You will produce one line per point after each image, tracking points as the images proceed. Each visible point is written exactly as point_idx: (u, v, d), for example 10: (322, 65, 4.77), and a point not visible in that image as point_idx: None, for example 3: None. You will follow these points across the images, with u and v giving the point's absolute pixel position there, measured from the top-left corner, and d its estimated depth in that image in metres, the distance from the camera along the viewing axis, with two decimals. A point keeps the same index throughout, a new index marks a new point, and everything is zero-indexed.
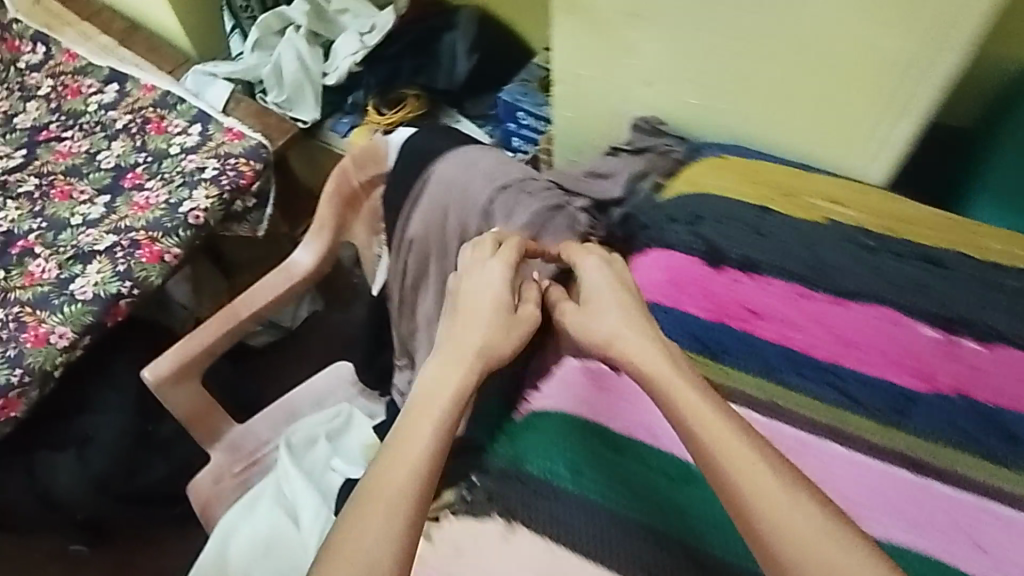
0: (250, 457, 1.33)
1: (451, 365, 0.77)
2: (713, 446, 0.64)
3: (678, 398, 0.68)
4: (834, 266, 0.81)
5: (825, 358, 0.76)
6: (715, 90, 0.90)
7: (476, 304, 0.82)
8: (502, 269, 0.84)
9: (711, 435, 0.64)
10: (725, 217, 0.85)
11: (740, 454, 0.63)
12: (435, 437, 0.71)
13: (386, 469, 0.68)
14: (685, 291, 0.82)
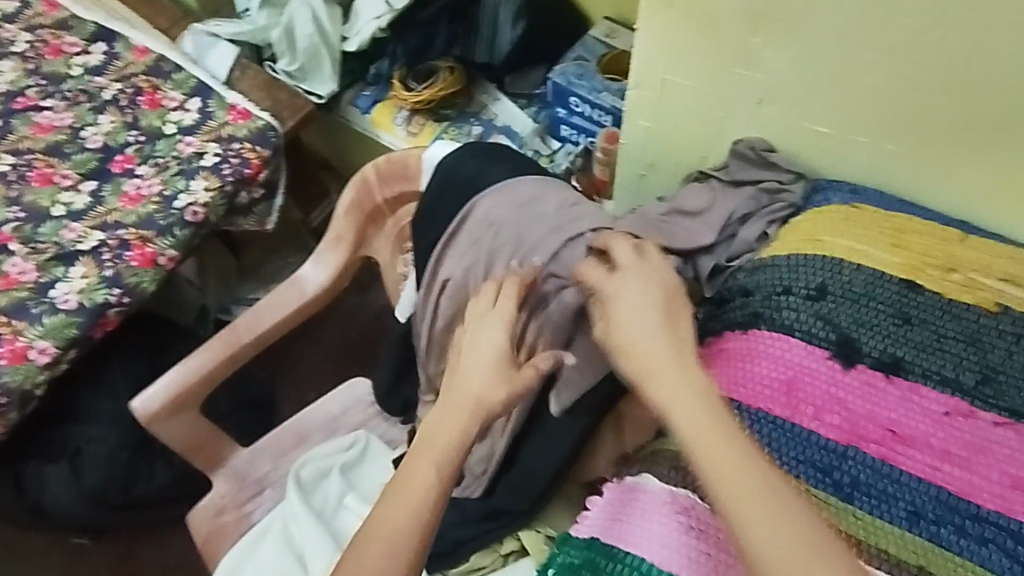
0: (255, 489, 1.19)
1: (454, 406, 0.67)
2: (718, 489, 0.55)
3: (702, 456, 0.56)
4: (1005, 375, 0.62)
5: (989, 509, 0.57)
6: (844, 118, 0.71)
7: (474, 360, 0.70)
8: (504, 319, 0.71)
9: (728, 485, 0.54)
10: (860, 295, 0.66)
11: (766, 523, 0.52)
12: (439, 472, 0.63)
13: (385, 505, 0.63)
14: (810, 399, 0.62)
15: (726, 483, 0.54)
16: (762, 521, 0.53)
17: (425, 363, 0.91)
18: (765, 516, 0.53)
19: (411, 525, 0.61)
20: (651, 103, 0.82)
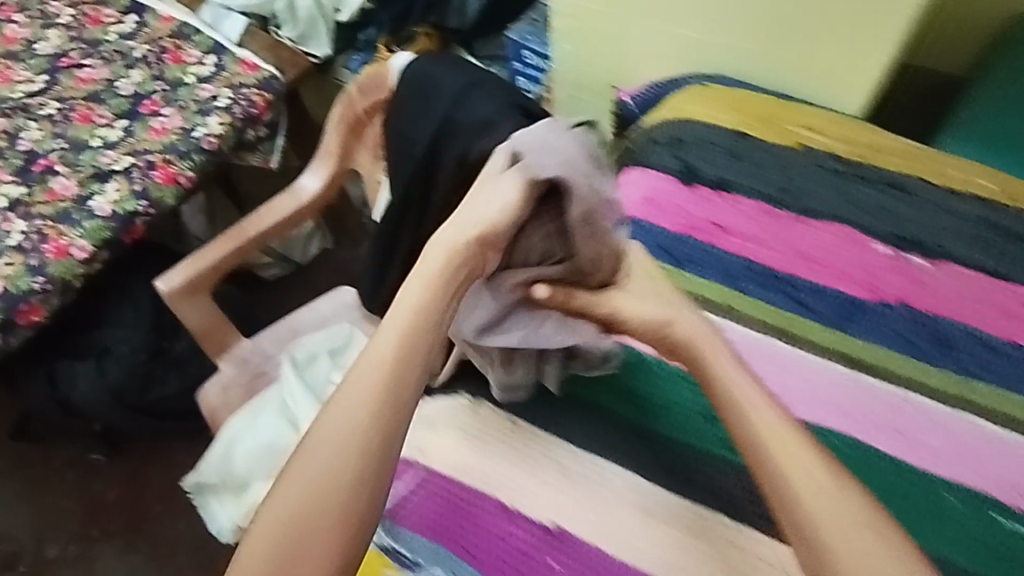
0: (255, 371, 1.40)
1: (396, 305, 0.67)
2: (765, 445, 0.64)
3: (751, 427, 0.66)
4: (801, 188, 0.84)
5: (782, 270, 0.80)
6: (699, 22, 0.96)
7: (480, 216, 0.69)
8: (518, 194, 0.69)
9: (775, 447, 0.64)
10: (705, 141, 0.89)
11: (811, 480, 0.61)
12: (385, 360, 0.65)
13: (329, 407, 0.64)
14: (662, 207, 0.85)
15: (793, 451, 0.63)
16: (802, 477, 0.61)
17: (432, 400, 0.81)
18: (809, 472, 0.62)
19: (348, 446, 0.62)
20: (568, 24, 1.07)
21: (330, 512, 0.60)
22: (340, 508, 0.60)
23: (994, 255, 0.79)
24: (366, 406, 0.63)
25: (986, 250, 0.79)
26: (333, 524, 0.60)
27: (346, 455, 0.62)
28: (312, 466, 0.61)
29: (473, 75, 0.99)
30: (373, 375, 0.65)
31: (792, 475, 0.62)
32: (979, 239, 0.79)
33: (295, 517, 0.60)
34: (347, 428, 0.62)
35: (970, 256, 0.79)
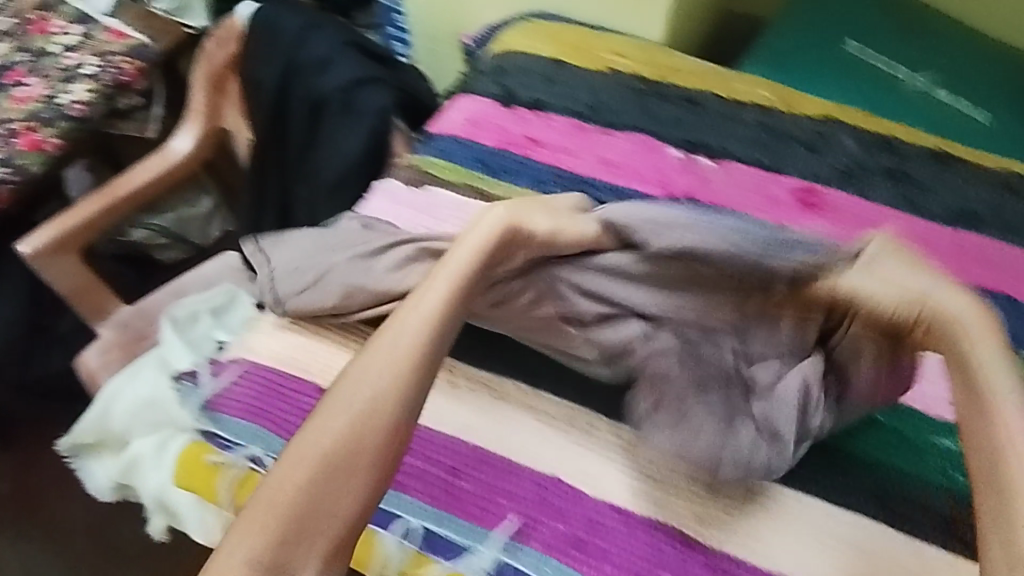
0: (136, 334, 1.39)
1: (442, 268, 0.67)
2: (964, 425, 0.59)
3: (985, 428, 0.57)
4: (607, 106, 0.93)
5: (587, 175, 0.87)
6: None
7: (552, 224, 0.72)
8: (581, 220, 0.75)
9: (987, 377, 0.59)
10: (524, 68, 0.97)
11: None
12: (430, 327, 0.61)
13: (363, 368, 0.58)
14: (482, 126, 0.92)
15: (1012, 408, 0.57)
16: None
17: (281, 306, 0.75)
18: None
19: (398, 387, 0.57)
20: None
21: (347, 455, 0.54)
22: (364, 463, 0.54)
23: (770, 152, 0.88)
24: (420, 341, 0.60)
25: (763, 149, 0.88)
26: (357, 457, 0.54)
27: (394, 383, 0.58)
28: (343, 411, 0.56)
29: (312, 17, 1.05)
30: (438, 311, 0.62)
31: (999, 440, 0.56)
32: (755, 140, 0.89)
33: (324, 455, 0.54)
34: (394, 362, 0.58)
35: (746, 154, 0.88)
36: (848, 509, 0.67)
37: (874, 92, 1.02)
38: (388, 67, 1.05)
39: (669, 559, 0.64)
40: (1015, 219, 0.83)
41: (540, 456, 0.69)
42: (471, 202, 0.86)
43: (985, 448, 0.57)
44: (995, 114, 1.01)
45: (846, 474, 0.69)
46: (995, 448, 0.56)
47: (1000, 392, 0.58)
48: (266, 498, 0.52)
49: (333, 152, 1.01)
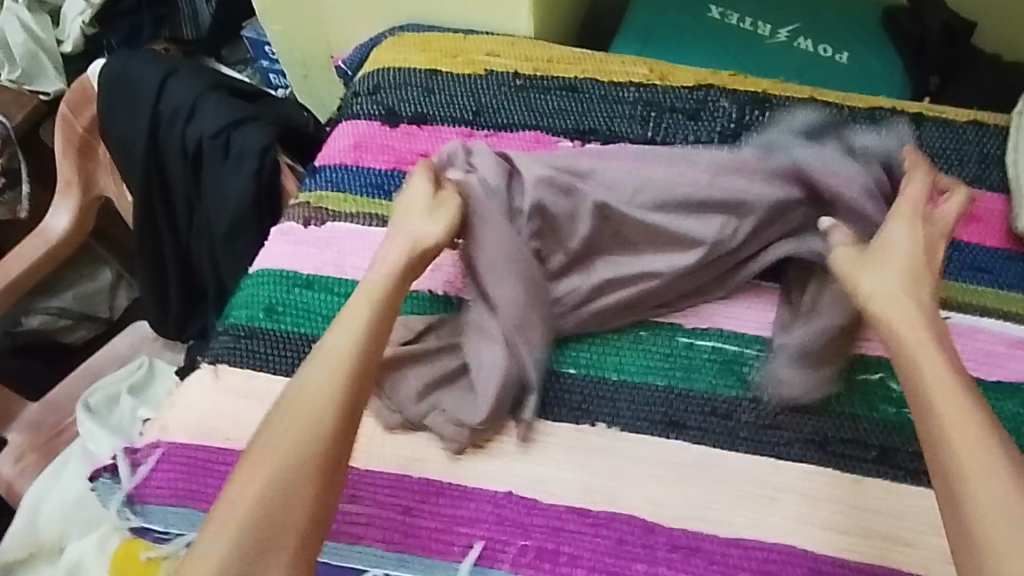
0: (52, 432, 1.29)
1: (365, 286, 0.71)
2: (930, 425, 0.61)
3: (935, 440, 0.60)
4: (490, 107, 0.93)
5: None
6: None
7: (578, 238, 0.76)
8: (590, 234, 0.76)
9: (925, 387, 0.62)
10: (400, 83, 0.96)
11: (978, 452, 0.58)
12: (357, 334, 0.67)
13: (305, 390, 0.64)
14: (368, 150, 0.90)
15: (947, 394, 0.61)
16: (953, 421, 0.60)
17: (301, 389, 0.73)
18: (956, 419, 0.60)
19: (324, 405, 0.63)
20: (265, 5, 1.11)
21: (291, 472, 0.60)
22: (283, 491, 0.60)
23: (654, 126, 0.90)
24: (334, 372, 0.65)
25: (646, 124, 0.91)
26: (300, 487, 0.60)
27: (320, 421, 0.62)
28: (282, 452, 0.61)
29: (168, 64, 1.00)
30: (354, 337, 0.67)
31: (941, 420, 0.60)
32: (638, 117, 0.91)
33: (262, 502, 0.59)
34: (316, 403, 0.63)
35: (631, 132, 0.90)
36: (796, 455, 0.68)
37: (742, 53, 1.06)
38: (259, 103, 1.01)
39: (634, 545, 0.64)
40: None
41: (488, 470, 0.68)
42: (372, 229, 0.83)
43: (931, 443, 0.60)
44: (855, 54, 1.06)
45: (782, 424, 0.70)
46: (938, 456, 0.59)
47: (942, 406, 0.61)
48: (219, 523, 0.59)
49: (219, 201, 0.96)
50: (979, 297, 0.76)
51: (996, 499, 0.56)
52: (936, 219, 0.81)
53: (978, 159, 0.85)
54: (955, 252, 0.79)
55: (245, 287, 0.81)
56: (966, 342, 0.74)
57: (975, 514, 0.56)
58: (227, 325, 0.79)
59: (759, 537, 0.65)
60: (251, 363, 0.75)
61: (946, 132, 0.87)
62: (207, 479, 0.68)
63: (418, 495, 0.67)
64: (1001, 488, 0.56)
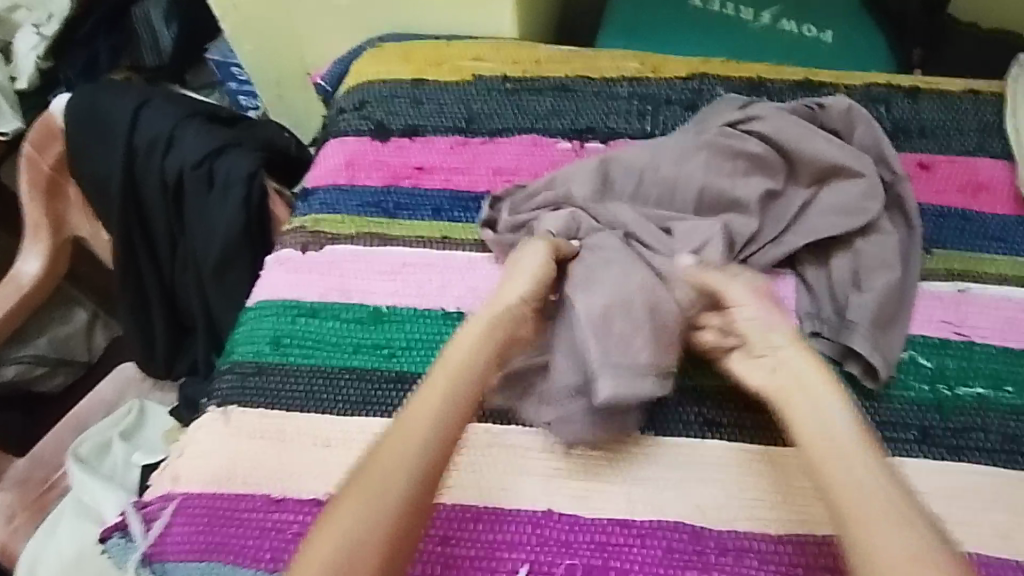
0: (42, 487, 1.22)
1: (456, 346, 0.67)
2: (818, 453, 0.59)
3: (835, 477, 0.57)
4: (482, 114, 0.90)
5: (483, 189, 0.84)
6: None
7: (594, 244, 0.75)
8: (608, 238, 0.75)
9: (832, 428, 0.60)
10: (386, 95, 0.92)
11: (860, 486, 0.56)
12: (451, 401, 0.63)
13: (391, 457, 0.59)
14: (361, 167, 0.86)
15: (838, 453, 0.58)
16: (856, 479, 0.56)
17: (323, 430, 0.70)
18: (864, 478, 0.56)
19: (407, 478, 0.58)
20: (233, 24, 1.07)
21: (367, 552, 0.54)
22: (377, 534, 0.55)
23: (652, 119, 0.89)
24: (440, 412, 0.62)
25: (644, 118, 0.89)
26: (388, 532, 0.56)
27: (418, 459, 0.59)
28: (378, 487, 0.57)
29: (141, 94, 0.95)
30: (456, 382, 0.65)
31: (837, 478, 0.57)
32: (635, 111, 0.89)
33: (353, 541, 0.54)
34: (418, 441, 0.60)
35: (630, 128, 0.88)
36: None
37: (727, 38, 1.05)
38: (240, 127, 0.97)
39: (685, 552, 0.62)
40: (889, 125, 0.86)
41: (525, 490, 0.66)
42: (374, 248, 0.80)
43: (822, 478, 0.58)
44: (838, 31, 1.06)
45: None
46: (834, 492, 0.56)
47: (820, 434, 0.60)
48: None
49: (207, 233, 0.92)
50: (997, 266, 0.76)
51: (896, 547, 0.51)
52: (946, 191, 0.81)
53: (977, 129, 0.85)
54: (968, 224, 0.79)
55: (248, 322, 0.77)
56: (989, 311, 0.73)
57: (867, 549, 0.52)
58: (232, 363, 0.75)
59: (810, 531, 0.63)
60: (262, 401, 0.71)
61: (942, 105, 0.87)
62: (230, 528, 0.64)
63: (455, 523, 0.64)
64: (897, 523, 0.53)
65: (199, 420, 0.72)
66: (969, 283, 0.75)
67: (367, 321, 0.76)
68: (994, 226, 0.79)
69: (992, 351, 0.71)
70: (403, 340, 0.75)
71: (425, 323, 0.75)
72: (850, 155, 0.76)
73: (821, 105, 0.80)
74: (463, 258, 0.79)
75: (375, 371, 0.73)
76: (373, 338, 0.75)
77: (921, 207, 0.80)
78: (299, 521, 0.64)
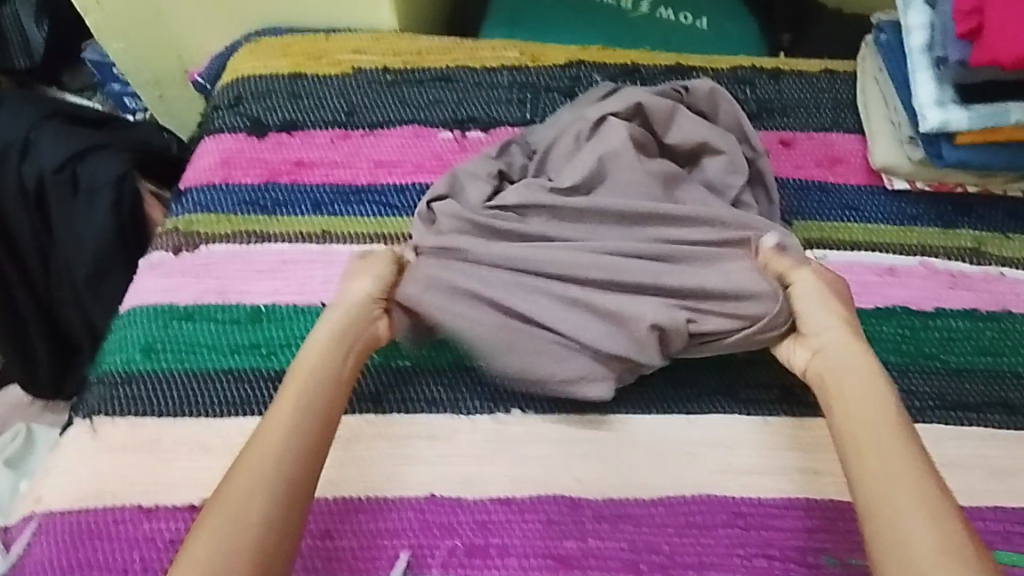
0: None
1: (312, 351, 0.66)
2: (855, 435, 0.59)
3: (868, 460, 0.57)
4: (363, 106, 0.89)
5: (365, 182, 0.84)
6: None
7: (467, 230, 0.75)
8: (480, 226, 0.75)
9: (863, 410, 0.60)
10: (263, 91, 0.90)
11: (893, 473, 0.56)
12: (311, 406, 0.62)
13: (250, 470, 0.56)
14: (236, 165, 0.84)
15: (878, 439, 0.58)
16: (876, 447, 0.58)
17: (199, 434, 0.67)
18: (884, 446, 0.58)
19: (271, 490, 0.56)
20: (100, 22, 1.02)
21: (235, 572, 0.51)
22: (264, 508, 0.55)
23: (532, 107, 0.90)
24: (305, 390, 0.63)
25: (524, 106, 0.90)
26: (257, 547, 0.53)
27: (295, 432, 0.60)
28: (245, 502, 0.54)
29: None
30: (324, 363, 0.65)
31: (860, 446, 0.58)
32: (515, 100, 0.91)
33: (245, 515, 0.54)
34: (295, 418, 0.60)
35: (510, 116, 0.89)
36: (709, 407, 0.71)
37: (608, 27, 1.07)
38: (110, 131, 0.93)
39: (562, 523, 0.65)
40: (753, 105, 0.91)
41: (412, 478, 0.67)
42: (251, 247, 0.78)
43: (852, 460, 0.58)
44: (712, 18, 1.10)
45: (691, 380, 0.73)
46: (866, 473, 0.57)
47: (861, 415, 0.60)
48: None
49: (77, 242, 0.87)
50: (851, 233, 0.82)
51: (928, 537, 0.51)
52: (806, 165, 0.86)
53: (833, 106, 0.91)
54: (825, 195, 0.84)
55: (116, 330, 0.74)
56: (844, 275, 0.79)
57: (895, 532, 0.52)
58: (100, 374, 0.72)
59: (680, 492, 0.66)
60: (133, 411, 0.69)
61: (802, 84, 0.92)
62: (95, 542, 0.62)
63: (337, 515, 0.64)
64: (925, 513, 0.53)
65: (67, 435, 0.69)
66: (827, 250, 0.80)
67: (245, 321, 0.74)
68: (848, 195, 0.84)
69: (847, 312, 0.77)
70: (281, 338, 0.73)
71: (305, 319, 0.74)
72: (715, 133, 0.79)
73: (686, 88, 0.83)
74: (344, 252, 0.78)
75: (253, 371, 0.71)
76: (251, 338, 0.73)
77: (783, 181, 0.85)
78: (172, 530, 0.62)
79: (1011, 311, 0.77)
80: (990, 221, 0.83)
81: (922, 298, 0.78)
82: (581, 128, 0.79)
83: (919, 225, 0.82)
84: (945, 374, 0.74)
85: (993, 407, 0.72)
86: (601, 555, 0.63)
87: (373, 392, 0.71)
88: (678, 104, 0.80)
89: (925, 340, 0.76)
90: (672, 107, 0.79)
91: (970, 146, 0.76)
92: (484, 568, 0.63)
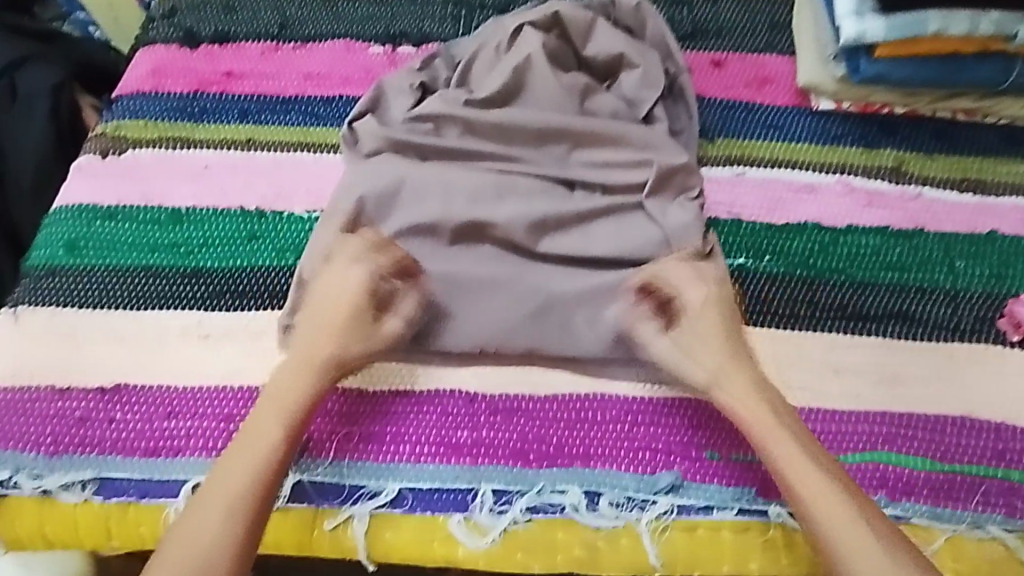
0: None
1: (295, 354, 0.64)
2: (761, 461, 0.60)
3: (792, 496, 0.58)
4: (296, 20, 0.90)
5: (292, 94, 0.84)
6: None
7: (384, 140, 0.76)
8: (398, 136, 0.76)
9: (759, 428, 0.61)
10: (198, 4, 0.91)
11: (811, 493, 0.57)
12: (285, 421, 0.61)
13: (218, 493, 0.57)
14: (168, 75, 0.85)
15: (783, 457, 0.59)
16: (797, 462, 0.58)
17: (116, 324, 0.70)
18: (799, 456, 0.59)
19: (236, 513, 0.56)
20: None
21: None
22: (238, 545, 0.55)
23: (465, 23, 0.90)
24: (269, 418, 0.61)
25: (457, 22, 0.90)
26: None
27: (265, 467, 0.58)
28: (213, 533, 0.55)
29: None
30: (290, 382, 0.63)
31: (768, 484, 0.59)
32: (449, 16, 0.91)
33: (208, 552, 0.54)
34: (265, 450, 0.59)
35: (443, 32, 0.89)
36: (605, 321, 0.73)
37: None
38: (51, 43, 0.94)
39: (457, 414, 0.67)
40: (687, 25, 0.90)
41: None
42: (176, 152, 0.80)
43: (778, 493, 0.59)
44: None
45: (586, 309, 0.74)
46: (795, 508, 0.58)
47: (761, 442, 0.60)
48: None
49: (16, 150, 0.89)
50: (771, 151, 0.82)
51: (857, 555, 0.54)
52: (734, 85, 0.86)
53: (768, 27, 0.90)
54: (749, 114, 0.84)
55: (43, 228, 0.76)
56: (759, 191, 0.79)
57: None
58: (27, 270, 0.74)
59: (575, 390, 0.68)
60: (53, 301, 0.72)
61: (739, 6, 0.92)
62: (11, 417, 0.65)
63: (240, 401, 0.67)
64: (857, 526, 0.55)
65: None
66: (745, 166, 0.81)
67: (165, 221, 0.76)
68: (773, 114, 0.84)
69: (757, 226, 0.77)
70: (200, 238, 0.75)
71: (223, 221, 0.76)
72: (635, 48, 0.80)
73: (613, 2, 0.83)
74: (267, 158, 0.80)
75: (170, 268, 0.73)
76: (169, 236, 0.75)
77: (709, 100, 0.85)
78: (82, 407, 0.66)
79: (924, 229, 0.77)
80: (914, 141, 0.83)
81: (836, 215, 0.78)
82: (502, 40, 0.79)
83: (841, 144, 0.82)
84: (849, 287, 0.74)
85: (893, 319, 0.73)
86: (489, 444, 0.66)
87: (286, 288, 0.73)
88: (598, 17, 0.81)
89: (833, 255, 0.76)
90: (591, 20, 0.80)
91: (888, 60, 0.78)
92: (378, 453, 0.65)
